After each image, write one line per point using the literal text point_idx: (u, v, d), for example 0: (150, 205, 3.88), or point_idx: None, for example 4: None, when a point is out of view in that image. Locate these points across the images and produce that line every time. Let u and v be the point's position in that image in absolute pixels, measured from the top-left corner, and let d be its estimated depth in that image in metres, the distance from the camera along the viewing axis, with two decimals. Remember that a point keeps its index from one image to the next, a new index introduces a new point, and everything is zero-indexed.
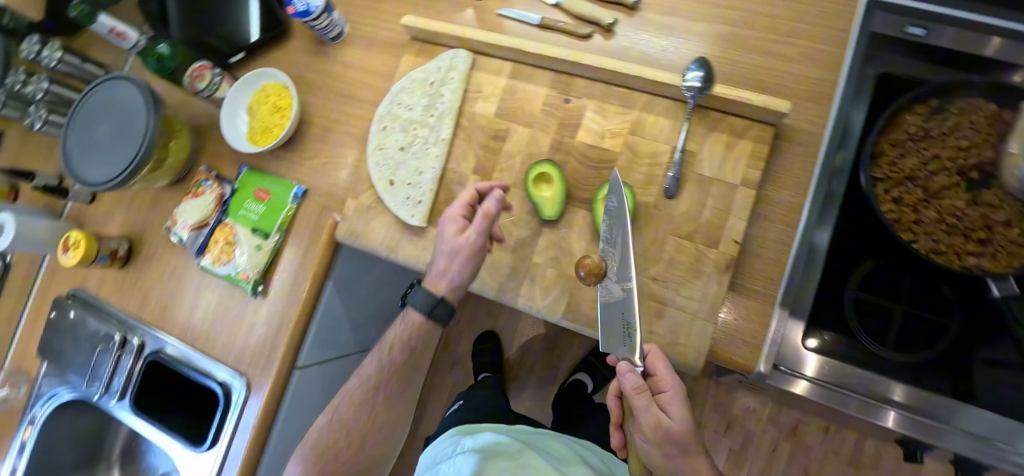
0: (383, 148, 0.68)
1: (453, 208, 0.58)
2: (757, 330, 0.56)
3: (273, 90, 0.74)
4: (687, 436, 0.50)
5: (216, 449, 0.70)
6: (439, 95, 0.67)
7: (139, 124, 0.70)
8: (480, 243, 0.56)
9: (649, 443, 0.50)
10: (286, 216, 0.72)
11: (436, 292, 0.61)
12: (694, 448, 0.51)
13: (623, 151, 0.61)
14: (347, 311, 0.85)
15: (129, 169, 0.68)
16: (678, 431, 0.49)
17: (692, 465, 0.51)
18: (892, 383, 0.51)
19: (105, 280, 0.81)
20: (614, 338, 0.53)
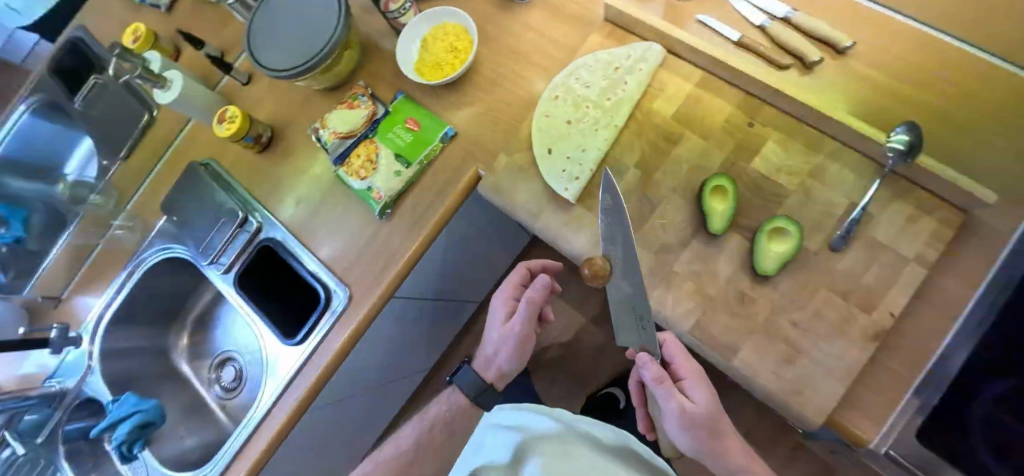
0: (550, 116, 0.68)
1: (501, 293, 0.80)
2: (886, 410, 0.53)
3: (452, 29, 0.75)
4: (710, 416, 0.60)
5: (303, 345, 0.75)
6: (621, 81, 0.66)
7: (327, 26, 0.73)
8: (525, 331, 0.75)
9: (676, 424, 0.60)
10: (431, 152, 0.74)
11: (485, 377, 0.81)
12: (714, 429, 0.60)
13: (796, 191, 0.59)
14: (445, 257, 0.87)
15: (308, 66, 0.72)
16: (701, 409, 0.59)
17: (711, 445, 0.60)
18: None
19: (243, 160, 0.86)
20: (625, 328, 0.64)
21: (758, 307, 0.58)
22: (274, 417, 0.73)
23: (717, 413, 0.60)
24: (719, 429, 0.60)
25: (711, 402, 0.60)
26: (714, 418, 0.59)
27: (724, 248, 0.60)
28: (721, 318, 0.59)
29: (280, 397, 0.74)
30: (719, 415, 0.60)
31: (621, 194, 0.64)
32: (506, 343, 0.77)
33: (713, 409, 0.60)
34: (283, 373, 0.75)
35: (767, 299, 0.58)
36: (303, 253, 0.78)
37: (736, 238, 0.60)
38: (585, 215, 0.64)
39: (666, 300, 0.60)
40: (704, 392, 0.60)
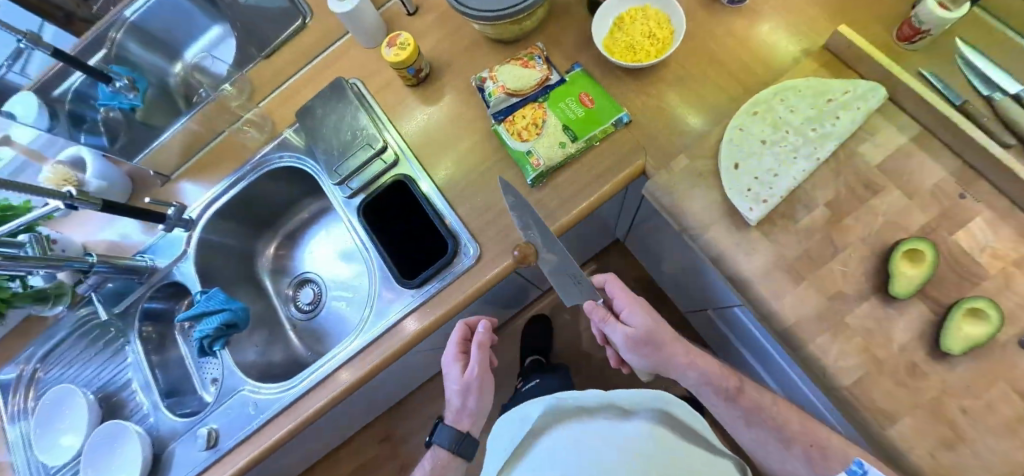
0: (744, 130, 0.65)
1: (450, 351, 0.81)
2: None
3: (655, 14, 0.72)
4: (654, 332, 0.70)
5: (416, 290, 0.73)
6: (832, 115, 0.62)
7: None
8: (477, 369, 0.78)
9: (630, 346, 0.71)
10: (600, 134, 0.71)
11: (460, 428, 0.80)
12: (662, 343, 0.70)
13: (996, 276, 0.56)
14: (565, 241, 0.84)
15: (499, 15, 0.71)
16: (643, 329, 0.69)
17: (664, 353, 0.70)
18: None
19: (392, 90, 0.83)
20: (568, 289, 0.71)
21: (928, 384, 0.55)
22: (371, 354, 0.72)
23: (657, 327, 0.70)
24: (665, 343, 0.69)
25: (648, 321, 0.69)
26: (653, 333, 0.69)
27: (905, 314, 0.57)
28: (883, 382, 0.56)
29: (382, 335, 0.72)
30: (655, 324, 0.70)
31: (804, 230, 0.61)
32: (474, 390, 0.79)
33: (656, 323, 0.70)
34: (389, 313, 0.73)
35: (941, 378, 0.55)
36: (438, 197, 0.75)
37: (918, 306, 0.57)
38: (760, 241, 0.61)
39: (828, 349, 0.58)
40: (639, 313, 0.70)
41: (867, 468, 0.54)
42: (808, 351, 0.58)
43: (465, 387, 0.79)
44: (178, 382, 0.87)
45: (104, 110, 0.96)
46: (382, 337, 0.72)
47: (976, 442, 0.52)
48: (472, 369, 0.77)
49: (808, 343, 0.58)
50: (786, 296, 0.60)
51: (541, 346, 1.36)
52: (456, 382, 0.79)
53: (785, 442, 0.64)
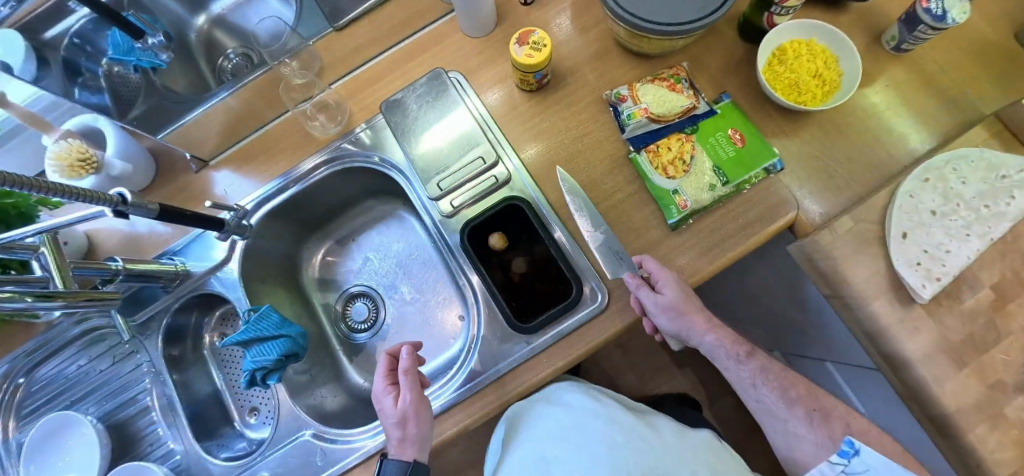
0: (914, 198, 0.60)
1: (374, 387, 0.59)
2: None
3: (822, 52, 0.65)
4: (686, 301, 0.58)
5: (531, 336, 0.63)
6: (1006, 194, 0.60)
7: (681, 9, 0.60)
8: (410, 387, 0.57)
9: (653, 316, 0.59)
10: (753, 178, 0.64)
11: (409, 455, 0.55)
12: (692, 309, 0.58)
13: None
14: None
15: (628, 17, 0.61)
16: (676, 303, 0.57)
17: (692, 324, 0.59)
18: None
19: (500, 91, 0.71)
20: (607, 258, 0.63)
21: None
22: (472, 406, 0.62)
23: (689, 297, 0.58)
24: (691, 311, 0.58)
25: (682, 293, 0.57)
26: (686, 305, 0.57)
27: None
28: None
29: (488, 385, 0.62)
30: (686, 293, 0.58)
31: (967, 312, 0.58)
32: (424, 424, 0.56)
33: (684, 292, 0.58)
34: (497, 361, 0.63)
35: None
36: (559, 230, 0.65)
37: None
38: (923, 320, 0.58)
39: (987, 441, 0.55)
40: (674, 284, 0.57)
41: (858, 447, 0.53)
42: (965, 442, 0.56)
43: (401, 420, 0.55)
44: (203, 412, 0.72)
45: (106, 64, 0.75)
46: (486, 387, 0.62)
47: None
48: (410, 397, 0.56)
49: (967, 433, 0.56)
50: (945, 382, 0.57)
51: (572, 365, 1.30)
52: (391, 418, 0.56)
53: (788, 401, 0.58)
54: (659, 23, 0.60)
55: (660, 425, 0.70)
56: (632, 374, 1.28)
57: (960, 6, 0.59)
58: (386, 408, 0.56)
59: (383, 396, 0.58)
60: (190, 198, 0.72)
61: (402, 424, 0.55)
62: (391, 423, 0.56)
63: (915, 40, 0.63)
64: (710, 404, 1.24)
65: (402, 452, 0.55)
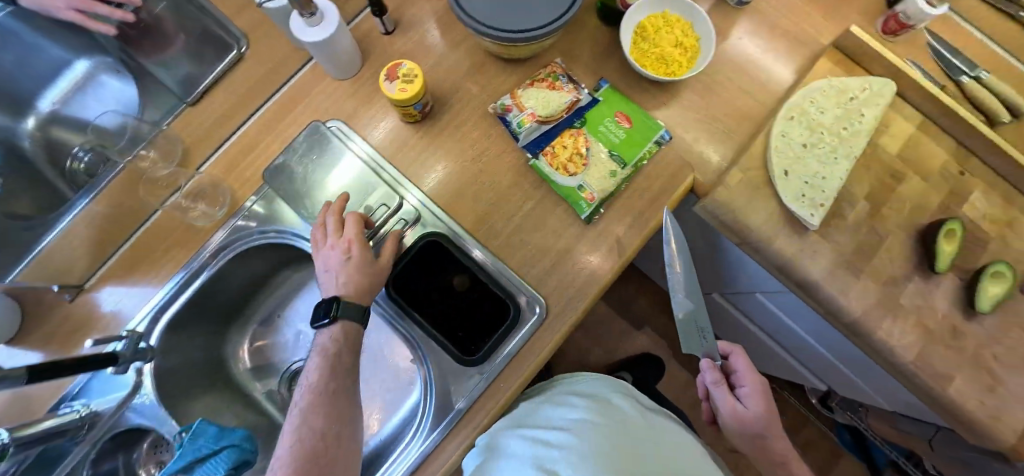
0: (786, 136, 0.66)
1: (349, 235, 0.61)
2: None
3: (678, 21, 0.69)
4: (763, 422, 0.62)
5: (482, 366, 0.62)
6: (857, 113, 0.67)
7: (511, 21, 0.60)
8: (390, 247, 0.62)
9: (727, 420, 0.64)
10: (647, 154, 0.67)
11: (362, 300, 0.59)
12: (771, 433, 0.62)
13: (996, 239, 0.66)
14: None
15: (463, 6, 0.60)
16: (753, 415, 0.62)
17: (767, 442, 0.62)
18: None
19: (385, 128, 0.68)
20: (692, 338, 0.63)
21: (969, 341, 0.63)
22: (445, 451, 0.60)
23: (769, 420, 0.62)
24: (770, 435, 0.62)
25: (763, 410, 0.62)
26: (763, 427, 0.61)
27: (941, 286, 0.65)
28: (938, 350, 0.63)
29: (456, 424, 0.61)
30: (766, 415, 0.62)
31: (853, 225, 0.65)
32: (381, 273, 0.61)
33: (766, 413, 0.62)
34: (454, 401, 0.62)
35: (976, 336, 0.64)
36: (483, 254, 0.64)
37: (950, 277, 0.65)
38: (819, 243, 0.64)
39: (892, 332, 0.63)
40: (759, 398, 0.63)
41: None
42: (878, 337, 0.63)
43: (371, 276, 0.60)
44: None
45: None
46: (456, 427, 0.61)
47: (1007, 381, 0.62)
48: (389, 259, 0.62)
49: (877, 330, 0.63)
50: (850, 290, 0.64)
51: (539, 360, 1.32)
52: (359, 268, 0.59)
53: None
54: (509, 32, 0.60)
55: (682, 436, 0.64)
56: (598, 350, 1.32)
57: None
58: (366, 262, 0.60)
59: (352, 244, 0.60)
60: (74, 331, 0.64)
61: (366, 272, 0.60)
62: (357, 271, 0.59)
63: None
64: (674, 354, 1.32)
65: (358, 297, 0.59)
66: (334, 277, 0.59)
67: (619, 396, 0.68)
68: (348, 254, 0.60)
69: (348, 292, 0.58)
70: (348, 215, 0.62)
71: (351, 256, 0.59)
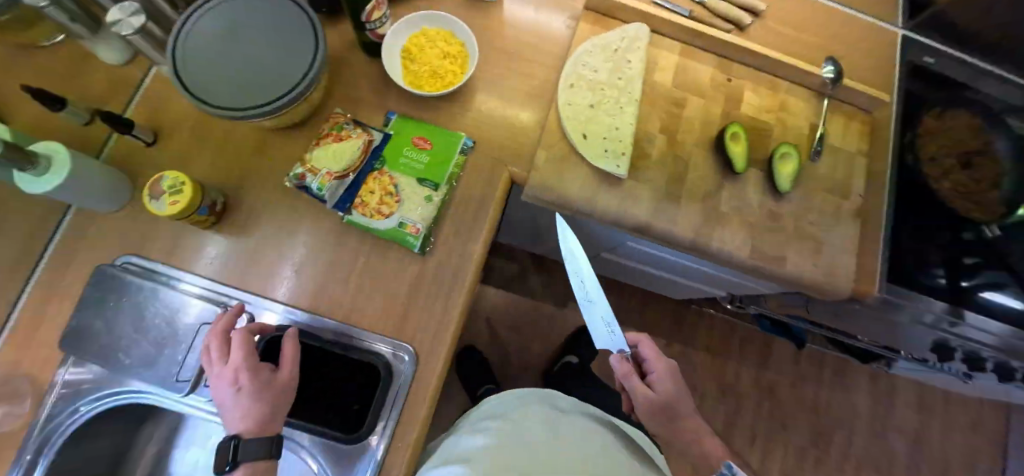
0: (572, 104, 0.69)
1: (235, 363, 0.54)
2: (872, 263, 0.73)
3: (438, 33, 0.70)
4: (670, 402, 0.69)
5: (373, 436, 0.60)
6: (625, 61, 0.72)
7: (240, 96, 0.55)
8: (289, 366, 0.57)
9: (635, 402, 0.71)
10: (456, 168, 0.68)
11: (264, 431, 0.54)
12: (678, 414, 0.70)
13: (776, 124, 0.74)
14: None
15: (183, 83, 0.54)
16: (659, 396, 0.70)
17: (672, 418, 0.70)
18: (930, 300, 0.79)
19: (185, 241, 0.64)
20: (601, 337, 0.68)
21: (786, 220, 0.71)
22: None
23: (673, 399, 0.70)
24: (675, 414, 0.70)
25: (669, 391, 0.70)
26: (670, 406, 0.69)
27: (750, 182, 0.71)
28: (766, 237, 0.70)
29: None
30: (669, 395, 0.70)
31: (659, 159, 0.70)
32: (282, 391, 0.56)
33: (670, 393, 0.70)
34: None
35: (791, 212, 0.71)
36: (336, 326, 0.63)
37: (754, 171, 0.71)
38: (637, 186, 0.68)
39: (725, 238, 0.69)
40: (665, 380, 0.70)
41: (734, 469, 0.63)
42: (715, 248, 0.68)
43: (271, 402, 0.55)
44: None
45: None
46: None
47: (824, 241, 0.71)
48: (288, 375, 0.57)
49: (712, 243, 0.68)
50: (677, 217, 0.68)
51: (488, 374, 1.35)
52: (254, 398, 0.54)
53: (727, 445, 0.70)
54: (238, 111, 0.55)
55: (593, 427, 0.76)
56: None
57: None
58: (265, 389, 0.55)
59: (241, 373, 0.54)
60: None
61: (263, 398, 0.54)
62: (252, 401, 0.54)
63: None
64: None
65: (258, 427, 0.54)
66: (229, 409, 0.54)
67: (539, 405, 0.77)
68: (239, 383, 0.54)
69: (247, 428, 0.53)
70: (234, 335, 0.55)
71: (241, 388, 0.54)
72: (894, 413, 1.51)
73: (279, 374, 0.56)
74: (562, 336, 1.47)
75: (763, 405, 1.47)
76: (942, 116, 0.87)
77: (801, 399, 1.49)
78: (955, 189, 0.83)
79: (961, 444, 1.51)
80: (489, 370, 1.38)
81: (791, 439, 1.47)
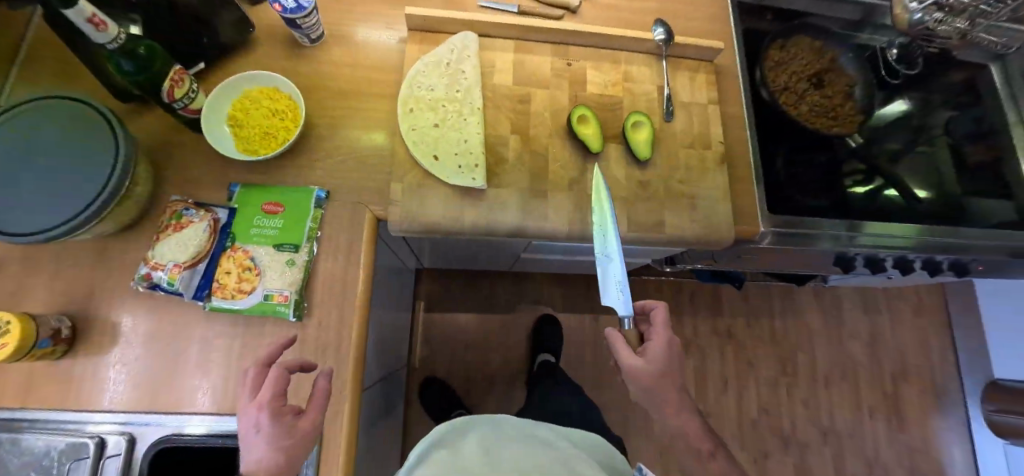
0: (416, 128, 0.68)
1: (263, 399, 0.50)
2: (739, 205, 0.76)
3: (261, 92, 0.67)
4: (663, 378, 0.63)
5: None
6: (459, 72, 0.71)
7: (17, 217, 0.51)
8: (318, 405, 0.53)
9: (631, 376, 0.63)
10: (313, 223, 0.65)
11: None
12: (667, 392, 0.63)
13: (623, 96, 0.75)
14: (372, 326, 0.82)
15: None
16: (654, 367, 0.63)
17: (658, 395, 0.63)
18: (819, 223, 0.81)
19: (39, 378, 0.59)
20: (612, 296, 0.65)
21: (655, 185, 0.72)
22: None
23: (664, 372, 0.63)
24: (663, 392, 0.63)
25: (663, 363, 0.63)
26: (658, 385, 0.62)
27: (612, 157, 0.71)
28: (640, 206, 0.71)
29: None
30: (663, 365, 0.63)
31: (516, 160, 0.69)
32: (300, 435, 0.50)
33: (667, 363, 0.64)
34: None
35: (658, 176, 0.72)
36: (227, 419, 0.60)
37: (613, 146, 0.72)
38: (500, 192, 0.67)
39: (600, 218, 0.69)
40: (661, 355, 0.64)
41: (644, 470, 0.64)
42: (593, 232, 0.68)
43: (288, 452, 0.49)
44: None
45: None
46: None
47: (696, 194, 0.72)
48: (313, 423, 0.52)
49: (588, 227, 0.68)
50: (548, 211, 0.68)
51: (454, 399, 1.33)
52: (274, 445, 0.49)
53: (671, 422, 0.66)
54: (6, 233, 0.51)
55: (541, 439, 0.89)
56: None
57: None
58: (291, 432, 0.50)
59: (267, 413, 0.49)
60: None
61: (282, 443, 0.49)
62: (270, 449, 0.48)
63: (310, 29, 0.70)
64: None
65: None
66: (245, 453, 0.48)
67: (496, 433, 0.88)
68: (262, 427, 0.49)
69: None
70: (270, 369, 0.51)
71: (263, 429, 0.48)
72: (844, 320, 1.59)
73: (304, 417, 0.51)
74: (520, 339, 1.47)
75: (726, 349, 1.52)
76: (786, 47, 0.92)
77: (758, 332, 1.55)
78: (807, 113, 0.88)
79: (910, 331, 1.60)
80: (456, 395, 1.36)
81: (760, 372, 1.52)
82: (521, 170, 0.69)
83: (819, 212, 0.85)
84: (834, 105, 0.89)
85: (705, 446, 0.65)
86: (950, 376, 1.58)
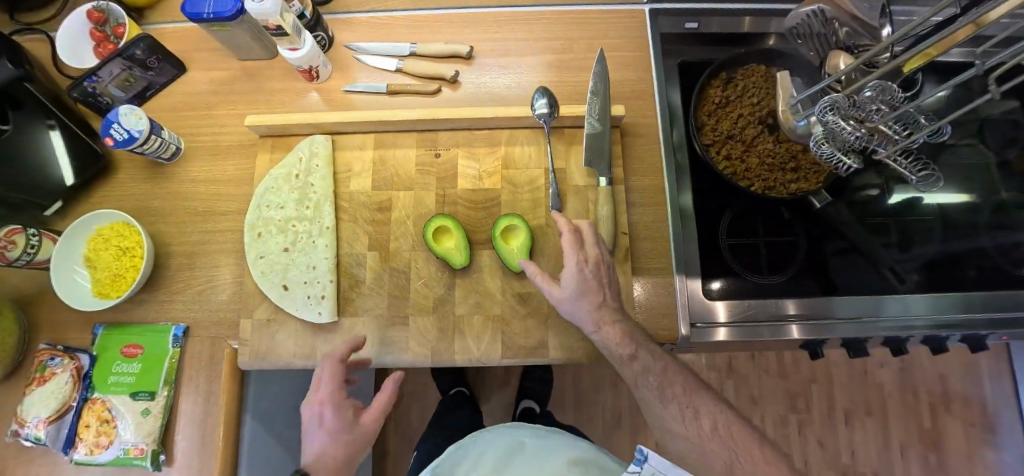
0: (264, 255, 0.63)
1: (319, 393, 0.52)
2: (654, 305, 0.64)
3: (112, 229, 0.65)
4: (586, 290, 0.55)
5: None
6: (309, 185, 0.64)
7: None
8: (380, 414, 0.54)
9: (565, 310, 0.56)
10: (171, 366, 0.63)
11: None
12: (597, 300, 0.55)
13: (503, 187, 0.64)
14: (293, 427, 0.80)
15: None
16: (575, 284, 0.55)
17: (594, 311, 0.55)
18: (819, 300, 0.68)
19: None
20: (598, 165, 0.63)
21: (538, 297, 0.61)
22: None
23: (588, 293, 0.55)
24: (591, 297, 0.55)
25: (583, 282, 0.55)
26: (587, 294, 0.55)
27: (484, 266, 0.62)
28: (520, 324, 0.61)
29: None
30: (585, 290, 0.55)
31: (374, 281, 0.62)
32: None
33: (589, 285, 0.55)
34: None
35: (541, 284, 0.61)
36: None
37: (485, 253, 0.62)
38: (355, 321, 0.61)
39: (469, 344, 0.60)
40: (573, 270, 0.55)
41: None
42: (462, 362, 0.60)
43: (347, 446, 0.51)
44: None
45: None
46: None
47: None
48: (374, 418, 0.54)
49: (455, 354, 0.60)
50: (411, 339, 0.60)
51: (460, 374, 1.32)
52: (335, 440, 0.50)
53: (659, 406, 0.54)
54: None
55: (546, 449, 0.70)
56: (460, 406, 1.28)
57: (135, 114, 0.63)
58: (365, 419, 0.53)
59: (330, 409, 0.52)
60: None
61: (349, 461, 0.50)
62: (333, 442, 0.50)
63: (156, 151, 0.66)
64: None
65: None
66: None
67: (522, 440, 0.73)
68: (324, 421, 0.51)
69: None
70: (327, 364, 0.54)
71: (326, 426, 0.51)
72: None
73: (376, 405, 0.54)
74: (496, 381, 1.42)
75: (725, 385, 1.35)
76: (733, 81, 0.74)
77: (763, 364, 1.36)
78: (758, 169, 0.72)
79: (956, 356, 1.34)
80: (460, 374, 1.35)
81: (766, 409, 1.34)
82: (379, 291, 0.61)
83: (798, 287, 0.70)
84: (801, 158, 0.71)
85: (623, 349, 0.54)
86: (1008, 408, 1.31)
